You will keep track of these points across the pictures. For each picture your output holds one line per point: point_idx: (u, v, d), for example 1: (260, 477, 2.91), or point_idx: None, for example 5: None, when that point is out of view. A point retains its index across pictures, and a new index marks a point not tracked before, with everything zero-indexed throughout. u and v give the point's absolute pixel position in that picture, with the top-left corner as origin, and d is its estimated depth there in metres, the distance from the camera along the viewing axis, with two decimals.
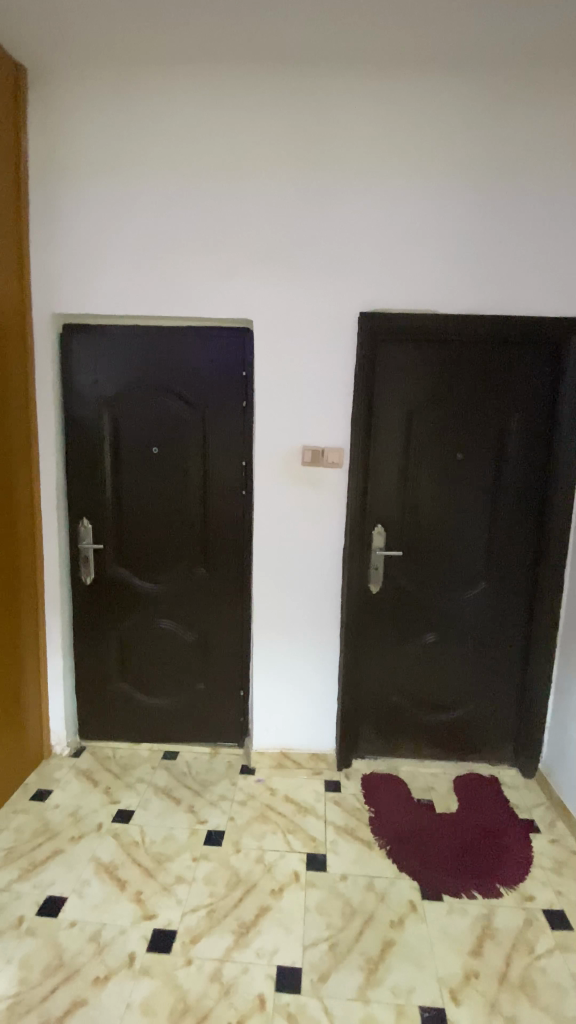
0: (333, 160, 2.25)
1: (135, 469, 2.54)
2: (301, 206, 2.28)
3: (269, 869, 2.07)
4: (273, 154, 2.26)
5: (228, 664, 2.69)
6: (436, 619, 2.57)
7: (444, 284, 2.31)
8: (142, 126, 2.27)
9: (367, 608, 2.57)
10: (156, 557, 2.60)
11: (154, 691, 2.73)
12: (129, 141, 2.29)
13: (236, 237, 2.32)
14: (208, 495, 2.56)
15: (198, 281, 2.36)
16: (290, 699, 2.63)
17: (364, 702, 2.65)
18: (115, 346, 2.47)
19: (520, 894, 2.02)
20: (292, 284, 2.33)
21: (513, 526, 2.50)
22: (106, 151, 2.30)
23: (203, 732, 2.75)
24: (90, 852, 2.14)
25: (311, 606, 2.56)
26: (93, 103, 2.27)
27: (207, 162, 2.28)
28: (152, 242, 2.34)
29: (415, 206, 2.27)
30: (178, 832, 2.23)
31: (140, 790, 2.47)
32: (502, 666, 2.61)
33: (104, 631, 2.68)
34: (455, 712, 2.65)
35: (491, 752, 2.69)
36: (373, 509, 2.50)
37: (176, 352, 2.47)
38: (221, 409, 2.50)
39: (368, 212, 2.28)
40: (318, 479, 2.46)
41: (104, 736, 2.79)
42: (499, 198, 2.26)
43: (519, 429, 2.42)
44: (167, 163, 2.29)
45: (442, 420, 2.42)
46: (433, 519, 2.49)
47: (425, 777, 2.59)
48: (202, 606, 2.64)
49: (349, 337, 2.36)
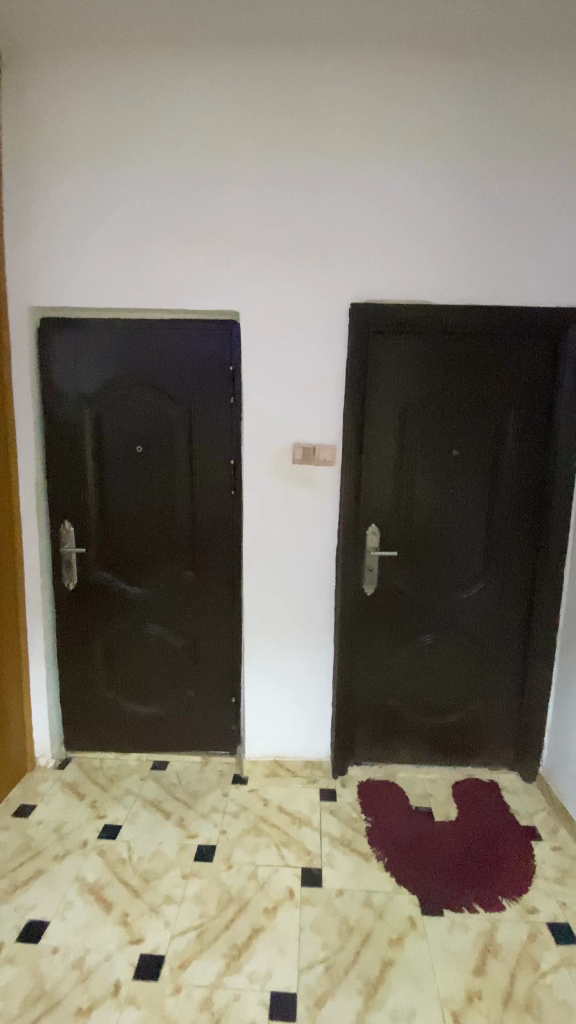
0: (321, 145, 2.15)
1: (119, 468, 2.43)
2: (290, 194, 2.18)
3: (262, 885, 1.98)
4: (260, 140, 2.15)
5: (219, 670, 2.59)
6: (433, 621, 2.49)
7: (440, 274, 2.22)
8: (123, 110, 2.16)
9: (362, 610, 2.48)
10: (142, 561, 2.50)
11: (142, 699, 2.63)
12: (110, 127, 2.17)
13: (221, 226, 2.21)
14: (196, 498, 2.46)
15: (182, 272, 2.25)
16: (284, 706, 2.54)
17: (359, 707, 2.57)
18: (96, 340, 2.36)
19: (523, 906, 1.95)
20: (281, 275, 2.23)
21: (511, 524, 2.41)
22: (84, 136, 2.18)
23: (194, 740, 2.66)
24: (75, 871, 2.04)
25: (304, 609, 2.46)
26: (68, 87, 2.15)
27: (191, 148, 2.17)
28: (133, 231, 2.23)
29: (408, 194, 2.17)
30: (167, 848, 2.14)
31: (127, 802, 2.37)
32: (500, 668, 2.53)
33: (89, 638, 2.57)
34: (452, 716, 2.57)
35: (491, 756, 2.61)
36: (367, 508, 2.41)
37: (160, 346, 2.36)
38: (207, 407, 2.39)
39: (360, 200, 2.18)
40: (311, 478, 2.37)
41: (90, 747, 2.68)
42: (495, 186, 2.16)
43: (517, 423, 2.33)
44: (149, 150, 2.18)
45: (439, 415, 2.33)
46: (428, 518, 2.40)
47: (424, 783, 2.51)
48: (190, 610, 2.54)
49: (341, 330, 2.26)
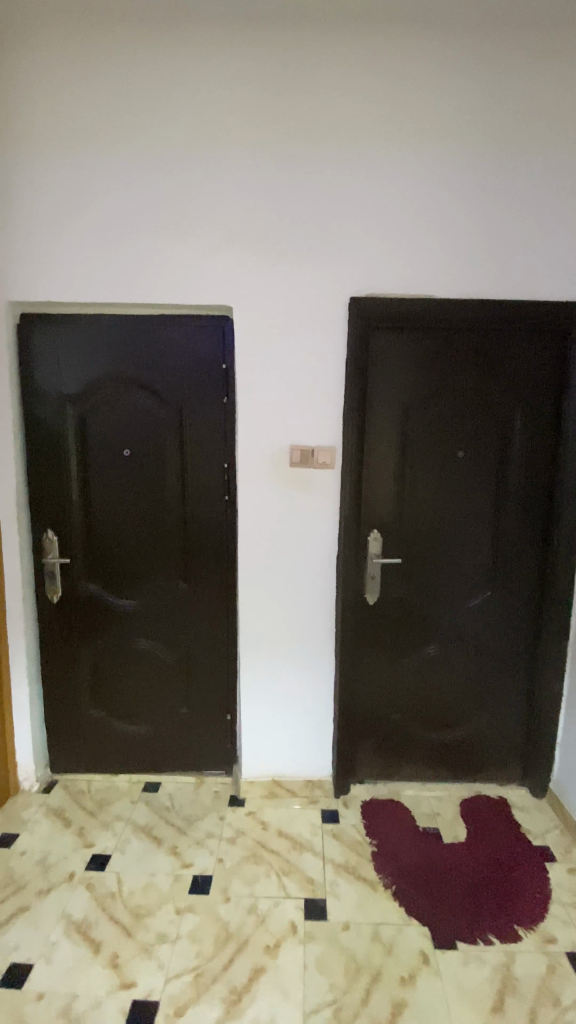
0: (318, 129, 2.03)
1: (105, 473, 2.29)
2: (285, 182, 2.06)
3: (263, 920, 1.85)
4: (254, 123, 2.02)
5: (214, 685, 2.46)
6: (438, 631, 2.38)
7: (444, 265, 2.11)
8: (107, 92, 2.02)
9: (364, 620, 2.36)
10: (131, 572, 2.36)
11: (132, 717, 2.48)
12: (93, 110, 2.04)
13: (213, 216, 2.08)
14: (188, 504, 2.33)
15: (171, 263, 2.11)
16: (282, 723, 2.41)
17: (362, 722, 2.44)
18: (80, 337, 2.22)
19: (540, 936, 1.84)
20: (277, 268, 2.11)
21: (519, 529, 2.30)
22: (65, 119, 2.04)
23: (187, 760, 2.52)
24: (60, 908, 1.90)
25: (303, 621, 2.34)
26: (46, 68, 2.01)
27: (180, 132, 2.04)
28: (119, 221, 2.09)
29: (410, 182, 2.06)
30: (159, 880, 2.00)
31: (117, 829, 2.23)
32: (508, 679, 2.42)
33: (74, 653, 2.42)
34: (458, 729, 2.46)
35: (499, 772, 2.49)
36: (369, 513, 2.29)
37: (148, 344, 2.23)
38: (199, 407, 2.27)
39: (359, 187, 2.06)
40: (310, 482, 2.24)
41: (77, 768, 2.53)
42: (501, 174, 2.06)
43: (524, 423, 2.23)
44: (136, 134, 2.04)
45: (443, 414, 2.22)
46: (433, 523, 2.29)
47: (430, 802, 2.39)
48: (183, 623, 2.40)
49: (340, 325, 2.14)
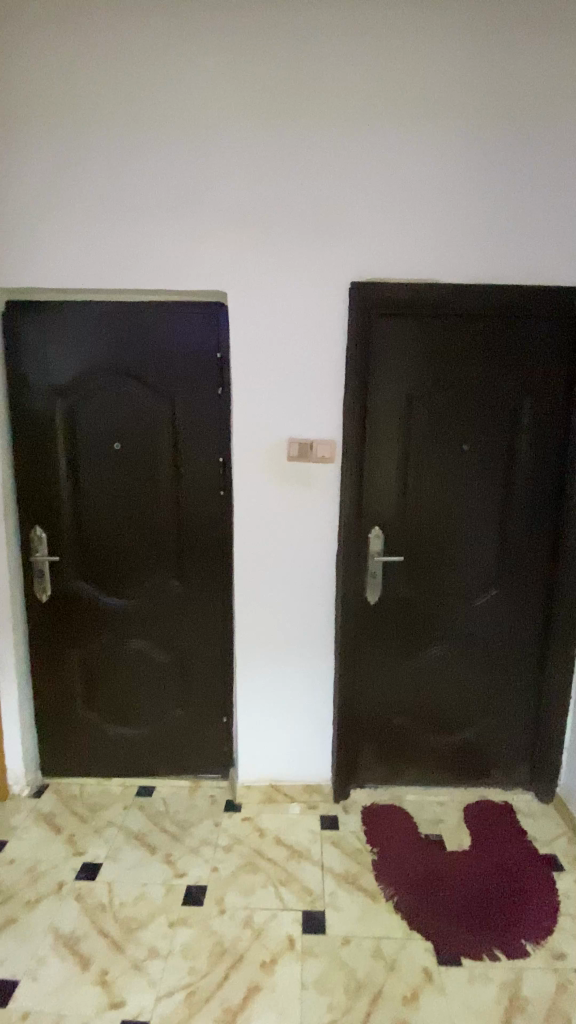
0: (316, 102, 1.90)
1: (96, 467, 2.20)
2: (281, 159, 1.94)
3: (259, 934, 1.77)
4: (248, 98, 1.90)
5: (209, 687, 2.38)
6: (442, 632, 2.29)
7: (450, 249, 2.00)
8: (93, 64, 1.90)
9: (365, 620, 2.27)
10: (123, 571, 2.27)
11: (125, 719, 2.40)
12: (78, 84, 1.91)
13: (206, 197, 1.96)
14: (182, 501, 2.23)
15: (162, 246, 2.00)
16: (279, 726, 2.33)
17: (363, 725, 2.36)
18: (69, 325, 2.12)
19: (549, 951, 1.76)
20: (273, 252, 1.99)
21: (526, 526, 2.21)
22: (47, 92, 1.92)
23: (182, 763, 2.44)
24: (48, 920, 1.83)
25: (301, 621, 2.25)
26: (26, 37, 1.88)
27: (170, 108, 1.92)
28: (107, 203, 1.98)
29: (414, 161, 1.94)
30: (152, 890, 1.92)
31: (109, 836, 2.15)
32: (515, 680, 2.34)
33: (65, 654, 2.34)
34: (463, 732, 2.37)
35: (505, 776, 2.41)
36: (370, 509, 2.20)
37: (140, 332, 2.13)
38: (193, 399, 2.17)
39: (360, 166, 1.94)
40: (309, 478, 2.14)
41: (68, 772, 2.45)
42: (510, 152, 1.94)
43: (533, 415, 2.12)
44: (124, 109, 1.92)
45: (448, 406, 2.12)
46: (437, 520, 2.19)
47: (433, 807, 2.31)
48: (177, 623, 2.32)
49: (340, 312, 2.04)
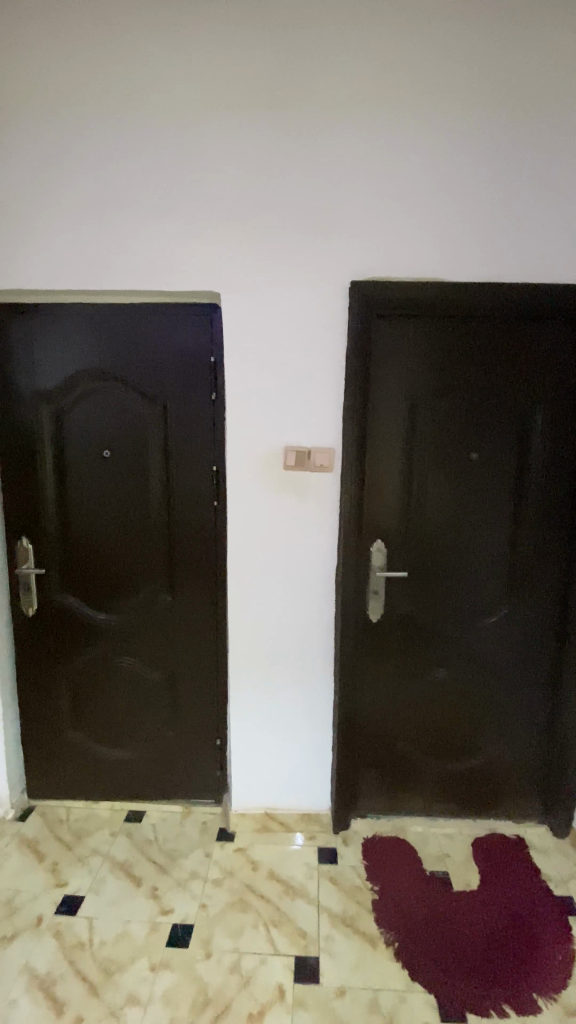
0: (313, 89, 1.79)
1: (84, 477, 2.10)
2: (276, 149, 1.82)
3: (246, 982, 1.64)
4: (241, 85, 1.79)
5: (201, 706, 2.26)
6: (449, 652, 2.14)
7: (456, 245, 1.87)
8: (80, 42, 1.78)
9: (366, 639, 2.14)
10: (111, 583, 2.16)
11: (114, 740, 2.29)
12: (63, 66, 1.80)
13: (197, 191, 1.85)
14: (173, 511, 2.13)
15: (151, 243, 1.89)
16: (275, 750, 2.20)
17: (364, 750, 2.22)
18: (57, 328, 2.03)
19: (562, 1009, 1.61)
20: (268, 250, 1.88)
21: (539, 540, 2.07)
22: (27, 81, 1.81)
23: (174, 787, 2.32)
24: (23, 959, 1.71)
25: (298, 639, 2.13)
26: (6, 22, 1.78)
27: (159, 95, 1.80)
28: (93, 197, 1.87)
29: (418, 152, 1.82)
30: (135, 929, 1.80)
31: (93, 866, 2.03)
32: (526, 705, 2.18)
33: (52, 670, 2.24)
34: (471, 760, 2.22)
35: (516, 806, 2.25)
36: (372, 521, 2.07)
37: (130, 336, 2.03)
38: (184, 405, 2.07)
39: (361, 157, 1.82)
40: (306, 486, 2.02)
41: (55, 794, 2.35)
42: (521, 141, 1.82)
43: (546, 422, 1.99)
44: (112, 93, 1.81)
45: (455, 412, 1.99)
46: (443, 533, 2.06)
47: (439, 841, 2.16)
48: (167, 639, 2.21)
49: (340, 313, 1.92)
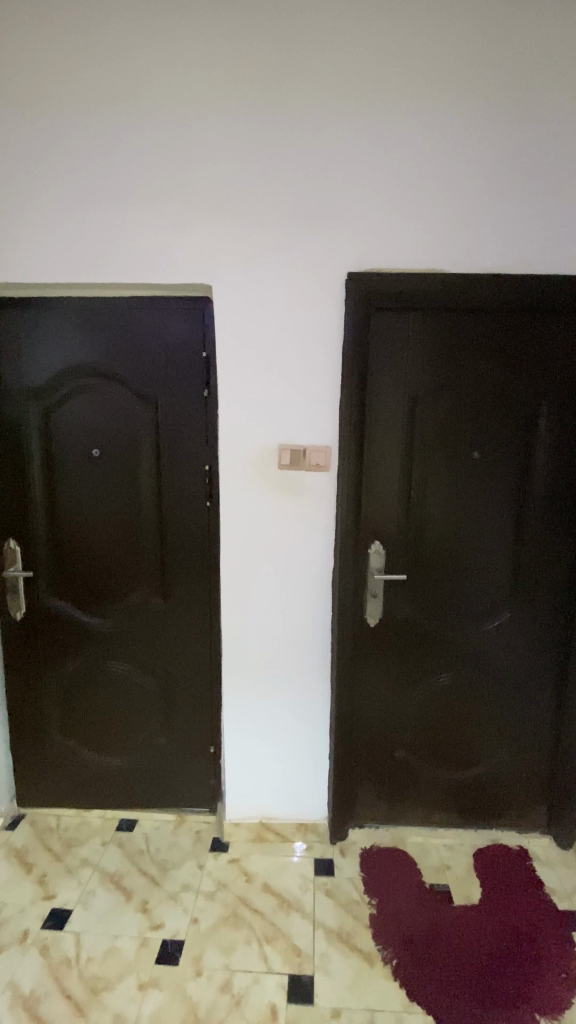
0: (309, 73, 1.71)
1: (72, 477, 2.04)
2: (268, 136, 1.74)
3: (238, 1002, 1.58)
4: (231, 70, 1.71)
5: (195, 712, 2.20)
6: (450, 657, 2.07)
7: (458, 235, 1.79)
8: (64, 23, 1.70)
9: (364, 644, 2.07)
10: (102, 586, 2.10)
11: (105, 747, 2.23)
12: (46, 47, 1.72)
13: (186, 180, 1.78)
14: (165, 512, 2.06)
15: (140, 234, 1.82)
16: (270, 758, 2.13)
17: (362, 758, 2.15)
18: (43, 323, 1.96)
19: None
20: (261, 240, 1.81)
21: (543, 541, 1.99)
22: (9, 63, 1.73)
23: (167, 795, 2.26)
24: (7, 976, 1.66)
25: (294, 645, 2.06)
26: None
27: (147, 78, 1.72)
28: (79, 186, 1.79)
29: (417, 138, 1.74)
30: (123, 945, 1.74)
31: (82, 878, 1.98)
32: (530, 711, 2.11)
33: (41, 675, 2.18)
34: (472, 768, 2.15)
35: (519, 816, 2.18)
36: (370, 522, 2.00)
37: (120, 330, 1.96)
38: (176, 402, 2.00)
39: (357, 145, 1.74)
40: (302, 487, 1.96)
41: (46, 802, 2.29)
42: (525, 125, 1.74)
43: (551, 419, 1.91)
44: (97, 77, 1.73)
45: (456, 409, 1.91)
46: (444, 535, 1.99)
47: (439, 852, 2.10)
48: (160, 644, 2.14)
49: (336, 307, 1.84)
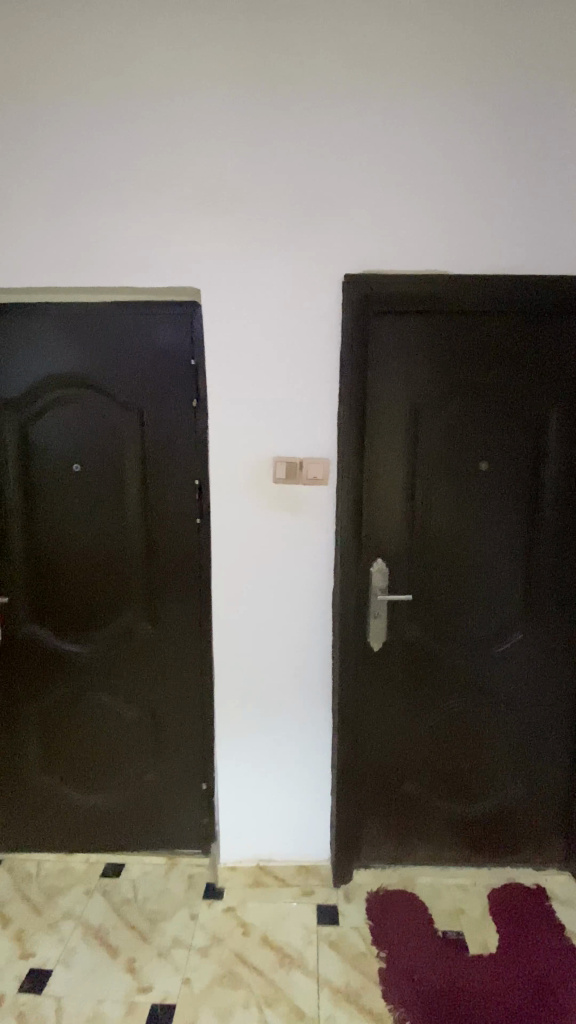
0: (304, 64, 1.61)
1: (52, 493, 1.89)
2: (263, 129, 1.64)
3: None
4: (224, 59, 1.61)
5: (187, 745, 2.04)
6: (459, 683, 1.94)
7: (461, 234, 1.69)
8: (47, 9, 1.59)
9: (368, 669, 1.93)
10: (85, 611, 1.95)
11: (89, 785, 2.07)
12: (26, 35, 1.60)
13: (175, 173, 1.67)
14: (152, 531, 1.93)
15: (124, 235, 1.70)
16: (268, 795, 1.98)
17: (366, 792, 2.00)
18: (21, 330, 1.83)
19: None
20: (254, 241, 1.70)
21: (556, 557, 1.87)
22: None
23: (157, 836, 2.09)
24: None
25: (292, 672, 1.92)
26: None
27: (132, 70, 1.62)
28: (59, 184, 1.68)
29: (419, 134, 1.64)
30: (108, 1012, 1.58)
31: (64, 932, 1.81)
32: (544, 738, 1.98)
33: (20, 709, 2.02)
34: (484, 800, 2.01)
35: (536, 853, 2.04)
36: (373, 539, 1.87)
37: (104, 337, 1.84)
38: (164, 413, 1.87)
39: (355, 141, 1.64)
40: (300, 502, 1.83)
41: (25, 845, 2.11)
42: (532, 119, 1.64)
43: (561, 427, 1.80)
44: (78, 69, 1.62)
45: (461, 417, 1.80)
46: (451, 551, 1.86)
47: (451, 893, 1.95)
48: (148, 673, 1.99)
49: (334, 310, 1.73)
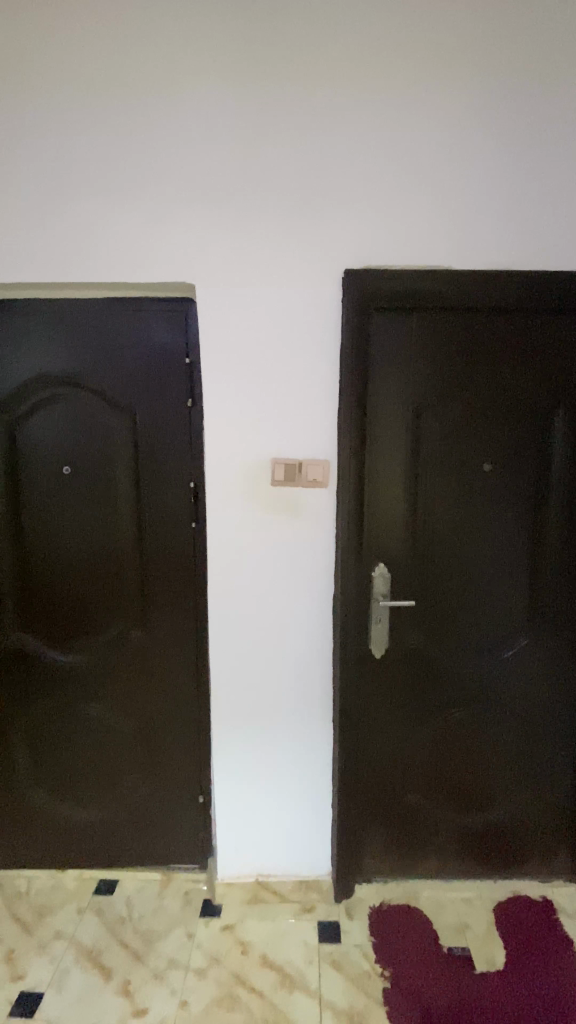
0: (303, 51, 1.55)
1: (40, 498, 1.82)
2: (260, 119, 1.57)
3: None
4: (220, 46, 1.54)
5: (182, 757, 1.97)
6: (463, 691, 1.89)
7: (465, 229, 1.64)
8: None
9: (369, 678, 1.87)
10: (75, 619, 1.88)
11: (81, 799, 2.00)
12: (11, 18, 1.53)
13: (167, 165, 1.60)
14: (145, 536, 1.86)
15: (115, 229, 1.63)
16: (266, 808, 1.92)
17: (367, 804, 1.94)
18: (9, 328, 1.75)
19: None
20: (250, 235, 1.63)
21: (561, 561, 1.82)
22: None
23: (151, 851, 2.03)
24: None
25: (291, 681, 1.86)
26: None
27: (123, 56, 1.54)
28: (47, 176, 1.61)
29: (422, 124, 1.58)
30: None
31: (56, 953, 1.74)
32: (549, 746, 1.93)
33: (8, 721, 1.94)
34: (488, 811, 1.96)
35: (541, 864, 1.99)
36: (374, 543, 1.81)
37: (94, 335, 1.77)
38: (157, 413, 1.80)
39: (356, 132, 1.58)
40: (298, 506, 1.77)
41: (15, 861, 2.04)
42: (538, 110, 1.59)
43: (566, 427, 1.75)
44: (66, 54, 1.55)
45: (464, 417, 1.74)
46: (454, 556, 1.81)
47: (455, 908, 1.89)
48: (142, 682, 1.93)
49: (333, 308, 1.67)
